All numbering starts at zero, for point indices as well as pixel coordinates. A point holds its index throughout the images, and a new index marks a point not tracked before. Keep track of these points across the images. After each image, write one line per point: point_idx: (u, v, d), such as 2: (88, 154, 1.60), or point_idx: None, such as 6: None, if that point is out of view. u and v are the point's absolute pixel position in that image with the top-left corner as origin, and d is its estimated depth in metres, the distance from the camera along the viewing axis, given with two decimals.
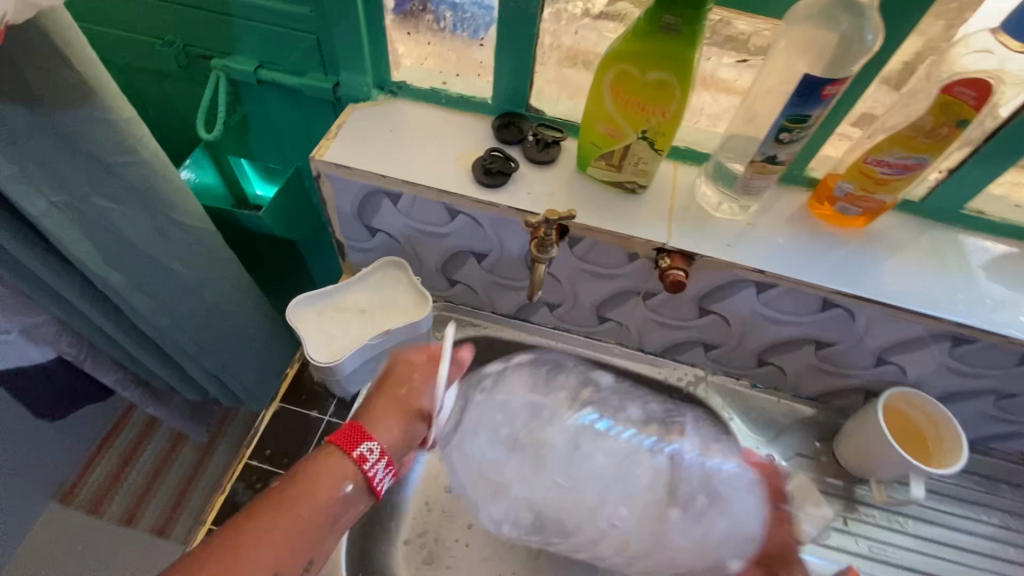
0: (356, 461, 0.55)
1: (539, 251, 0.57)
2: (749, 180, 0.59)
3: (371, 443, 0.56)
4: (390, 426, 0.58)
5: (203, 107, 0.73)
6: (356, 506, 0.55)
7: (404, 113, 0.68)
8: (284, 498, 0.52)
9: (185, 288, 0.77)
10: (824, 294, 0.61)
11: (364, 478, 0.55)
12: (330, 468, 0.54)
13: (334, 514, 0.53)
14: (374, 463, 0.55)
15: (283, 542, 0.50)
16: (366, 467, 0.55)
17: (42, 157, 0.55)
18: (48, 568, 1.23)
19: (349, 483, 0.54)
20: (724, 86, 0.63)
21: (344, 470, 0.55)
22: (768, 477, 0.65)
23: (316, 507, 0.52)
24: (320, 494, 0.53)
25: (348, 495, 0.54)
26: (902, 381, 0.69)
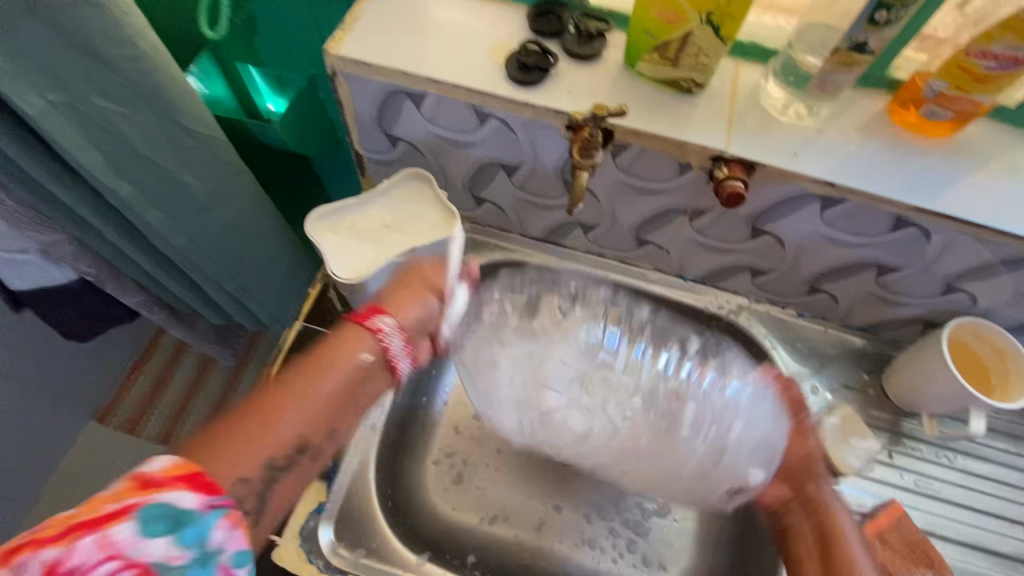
0: (373, 333, 0.55)
1: (582, 156, 0.51)
2: (828, 74, 0.52)
3: (387, 318, 0.56)
4: (408, 302, 0.58)
5: (203, 4, 0.65)
6: (378, 379, 0.55)
7: (426, 2, 0.60)
8: (307, 369, 0.51)
9: (199, 204, 0.73)
10: (898, 212, 0.54)
11: (380, 348, 0.54)
12: (351, 337, 0.54)
13: (356, 386, 0.53)
14: (390, 336, 0.55)
15: (307, 415, 0.49)
16: (382, 338, 0.54)
17: (35, 48, 0.50)
18: (95, 480, 1.30)
19: (367, 353, 0.54)
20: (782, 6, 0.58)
21: (364, 342, 0.54)
22: (787, 391, 0.65)
23: (342, 377, 0.52)
24: (343, 367, 0.52)
25: (366, 366, 0.54)
26: (968, 312, 0.64)
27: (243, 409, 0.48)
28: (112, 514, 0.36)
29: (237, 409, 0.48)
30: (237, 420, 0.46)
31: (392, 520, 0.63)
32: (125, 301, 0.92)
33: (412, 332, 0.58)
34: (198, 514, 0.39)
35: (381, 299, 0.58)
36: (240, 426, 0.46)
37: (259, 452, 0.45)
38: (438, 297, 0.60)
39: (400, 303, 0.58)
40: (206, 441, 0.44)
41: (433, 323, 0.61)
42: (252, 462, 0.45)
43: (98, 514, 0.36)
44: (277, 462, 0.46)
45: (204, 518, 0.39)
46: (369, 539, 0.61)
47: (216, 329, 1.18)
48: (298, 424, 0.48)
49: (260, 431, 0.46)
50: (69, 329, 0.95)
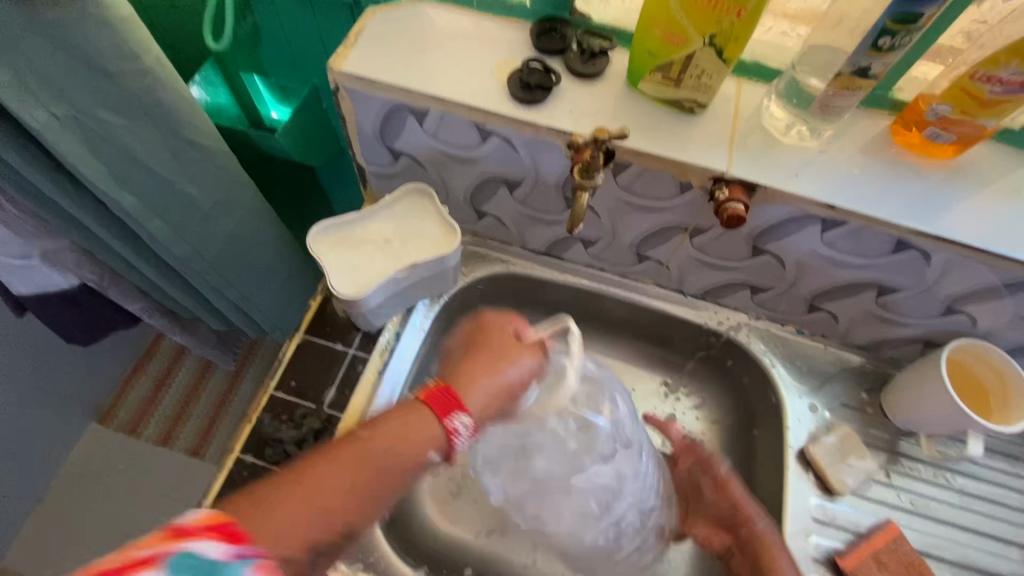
0: (448, 431, 0.51)
1: (583, 177, 0.51)
2: (830, 98, 0.51)
3: (464, 416, 0.52)
4: (480, 396, 0.54)
5: (208, 15, 0.65)
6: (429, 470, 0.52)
7: (430, 17, 0.60)
8: (361, 451, 0.49)
9: (200, 214, 0.73)
10: (899, 235, 0.54)
11: (447, 446, 0.52)
12: (418, 428, 0.51)
13: (410, 476, 0.50)
14: (462, 437, 0.52)
15: (364, 496, 0.48)
16: (454, 439, 0.52)
17: (37, 61, 0.50)
18: (94, 481, 1.30)
19: (434, 451, 0.51)
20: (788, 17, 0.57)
21: (433, 434, 0.51)
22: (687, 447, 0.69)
23: (405, 466, 0.49)
24: (410, 460, 0.50)
25: (426, 463, 0.51)
26: (968, 333, 0.64)
27: (287, 485, 0.46)
28: (147, 559, 0.34)
29: (280, 482, 0.45)
30: (285, 498, 0.45)
31: (390, 534, 0.64)
32: (126, 306, 0.92)
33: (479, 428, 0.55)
34: (224, 565, 0.36)
35: (451, 383, 0.55)
36: (295, 499, 0.45)
37: (307, 534, 0.45)
38: (533, 356, 0.57)
39: (478, 386, 0.54)
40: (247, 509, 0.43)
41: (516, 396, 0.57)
42: (294, 543, 0.44)
43: (131, 560, 0.34)
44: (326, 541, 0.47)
45: (231, 566, 0.36)
46: (367, 552, 0.62)
47: (217, 333, 1.18)
48: (350, 507, 0.47)
49: (316, 519, 0.45)
50: (70, 334, 0.95)
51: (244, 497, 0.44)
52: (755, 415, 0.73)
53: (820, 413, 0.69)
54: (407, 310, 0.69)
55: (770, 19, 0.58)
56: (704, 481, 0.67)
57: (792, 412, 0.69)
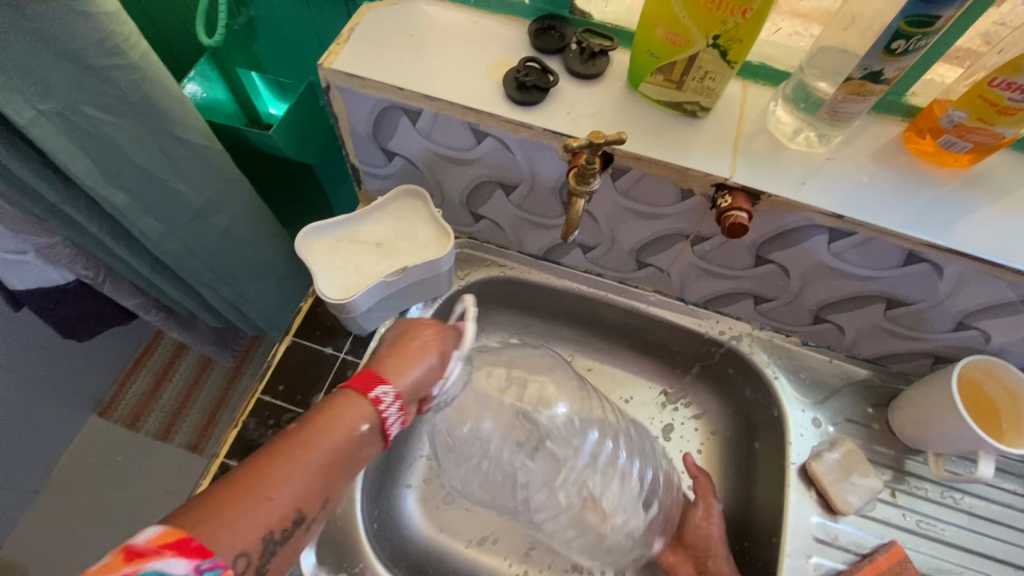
0: (372, 403, 0.49)
1: (579, 183, 0.49)
2: (839, 103, 0.49)
3: (386, 386, 0.50)
4: (405, 368, 0.51)
5: (201, 9, 0.63)
6: (369, 446, 0.49)
7: (426, 14, 0.59)
8: (294, 441, 0.45)
9: (193, 213, 0.72)
10: (910, 247, 0.52)
11: (379, 419, 0.49)
12: (345, 406, 0.48)
13: (350, 455, 0.47)
14: (388, 406, 0.49)
15: (305, 483, 0.44)
16: (381, 409, 0.49)
17: (21, 56, 0.49)
18: (93, 474, 1.31)
19: (364, 424, 0.48)
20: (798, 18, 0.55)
21: (360, 410, 0.48)
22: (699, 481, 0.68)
23: (338, 445, 0.46)
24: (338, 436, 0.46)
25: (361, 435, 0.48)
26: (981, 349, 0.61)
27: (225, 488, 0.41)
28: None
29: (213, 487, 0.42)
30: (229, 490, 0.41)
31: (378, 543, 0.62)
32: (122, 302, 0.92)
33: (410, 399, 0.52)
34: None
35: (375, 365, 0.53)
36: (235, 492, 0.41)
37: (255, 529, 0.41)
38: (437, 329, 0.55)
39: (405, 364, 0.52)
40: (187, 520, 0.38)
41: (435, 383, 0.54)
42: (238, 543, 0.40)
43: None
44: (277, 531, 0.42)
45: None
46: (354, 563, 0.60)
47: (215, 330, 1.18)
48: (297, 495, 0.43)
49: (259, 506, 0.41)
50: (67, 329, 0.95)
51: (181, 512, 0.40)
52: (757, 429, 0.70)
53: (823, 428, 0.66)
54: (400, 314, 0.68)
55: (779, 17, 0.56)
56: (696, 510, 0.67)
57: (794, 426, 0.66)
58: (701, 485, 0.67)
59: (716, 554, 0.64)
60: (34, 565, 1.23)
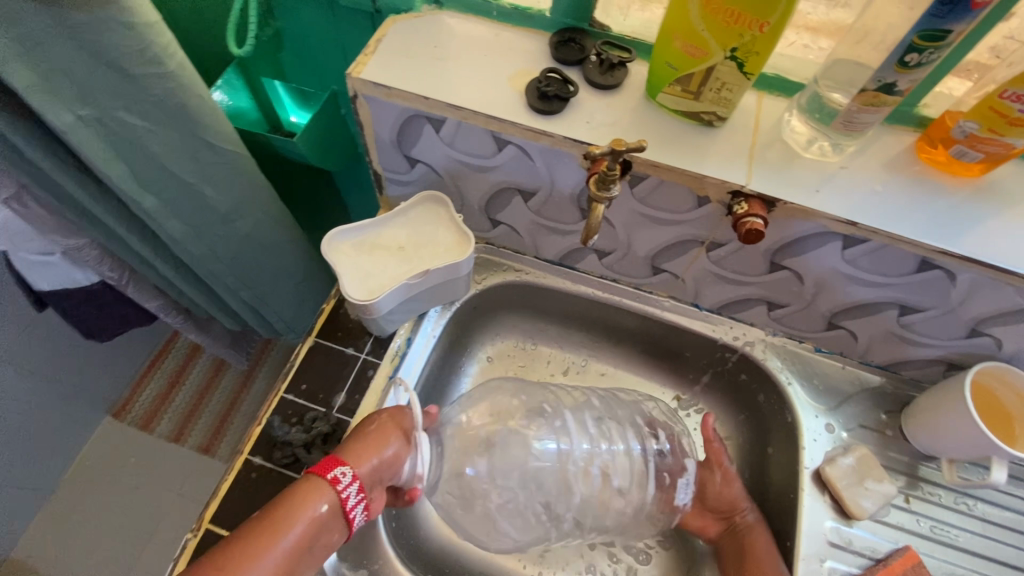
0: (331, 484, 0.53)
1: (599, 189, 0.50)
2: (852, 114, 0.50)
3: (344, 466, 0.54)
4: (366, 452, 0.56)
5: (232, 21, 0.66)
6: (332, 530, 0.53)
7: (450, 27, 0.61)
8: (259, 528, 0.50)
9: (218, 217, 0.74)
10: (923, 254, 0.53)
11: (338, 500, 0.53)
12: (307, 490, 0.53)
13: (312, 538, 0.51)
14: (347, 485, 0.53)
15: (267, 567, 0.48)
16: (340, 489, 0.53)
17: (65, 65, 0.51)
18: (107, 475, 1.32)
19: (324, 506, 0.52)
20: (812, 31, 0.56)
21: (321, 492, 0.53)
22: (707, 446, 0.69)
23: (298, 532, 0.50)
24: (299, 522, 0.50)
25: (321, 518, 0.52)
26: (993, 356, 0.62)
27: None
28: None
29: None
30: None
31: (395, 542, 0.63)
32: (144, 304, 0.94)
33: (368, 485, 0.56)
34: None
35: (337, 451, 0.57)
36: None
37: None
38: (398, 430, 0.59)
39: (366, 449, 0.56)
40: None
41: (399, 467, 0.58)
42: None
43: None
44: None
45: None
46: (373, 560, 0.61)
47: (231, 333, 1.19)
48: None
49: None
50: (89, 330, 0.97)
51: None
52: (770, 434, 0.71)
53: (835, 434, 0.67)
54: (419, 317, 0.69)
55: (793, 30, 0.57)
56: (713, 477, 0.68)
57: (808, 431, 0.67)
58: (714, 452, 0.68)
59: (741, 511, 0.66)
60: (47, 563, 1.24)
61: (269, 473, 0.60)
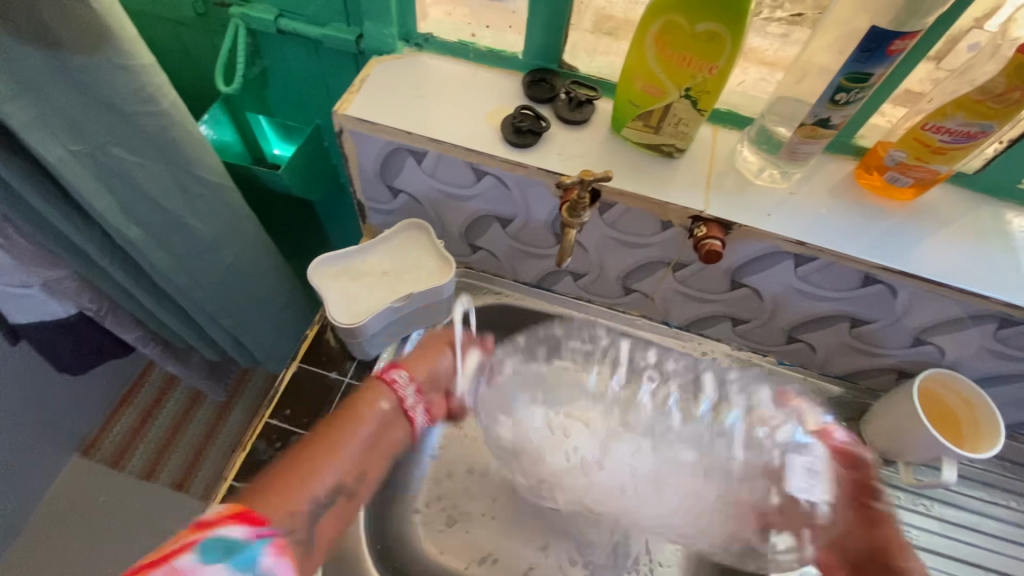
0: (390, 385, 0.60)
1: (570, 216, 0.55)
2: (796, 145, 0.56)
3: (403, 371, 0.62)
4: (420, 367, 0.64)
5: (220, 61, 0.69)
6: (396, 428, 0.60)
7: (429, 67, 0.65)
8: (339, 422, 0.57)
9: (203, 246, 0.76)
10: (866, 270, 0.58)
11: (398, 399, 0.60)
12: (372, 390, 0.60)
13: (382, 433, 0.59)
14: (405, 388, 0.61)
15: (347, 458, 0.55)
16: (398, 389, 0.60)
17: (63, 104, 0.53)
18: (74, 516, 1.27)
19: (386, 404, 0.60)
20: (762, 58, 0.62)
21: (381, 392, 0.60)
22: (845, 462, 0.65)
23: (369, 427, 0.57)
24: (367, 417, 0.58)
25: (385, 413, 0.59)
26: (938, 363, 0.67)
27: (284, 470, 0.52)
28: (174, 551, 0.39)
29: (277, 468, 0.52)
30: (292, 467, 0.52)
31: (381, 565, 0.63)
32: (122, 335, 0.93)
33: (426, 382, 0.64)
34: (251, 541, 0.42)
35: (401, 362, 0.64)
36: (290, 469, 0.52)
37: (310, 490, 0.52)
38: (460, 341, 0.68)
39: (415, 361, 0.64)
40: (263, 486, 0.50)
41: (446, 378, 0.66)
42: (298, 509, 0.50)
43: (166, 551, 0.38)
44: (318, 502, 0.52)
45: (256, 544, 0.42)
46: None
47: (209, 363, 1.19)
48: (341, 465, 0.55)
49: (308, 477, 0.52)
50: (63, 363, 0.96)
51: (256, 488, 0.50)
52: None
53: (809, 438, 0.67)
54: (400, 340, 0.70)
55: (747, 65, 0.62)
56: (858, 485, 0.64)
57: None
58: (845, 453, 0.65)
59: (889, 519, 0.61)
60: None
61: None
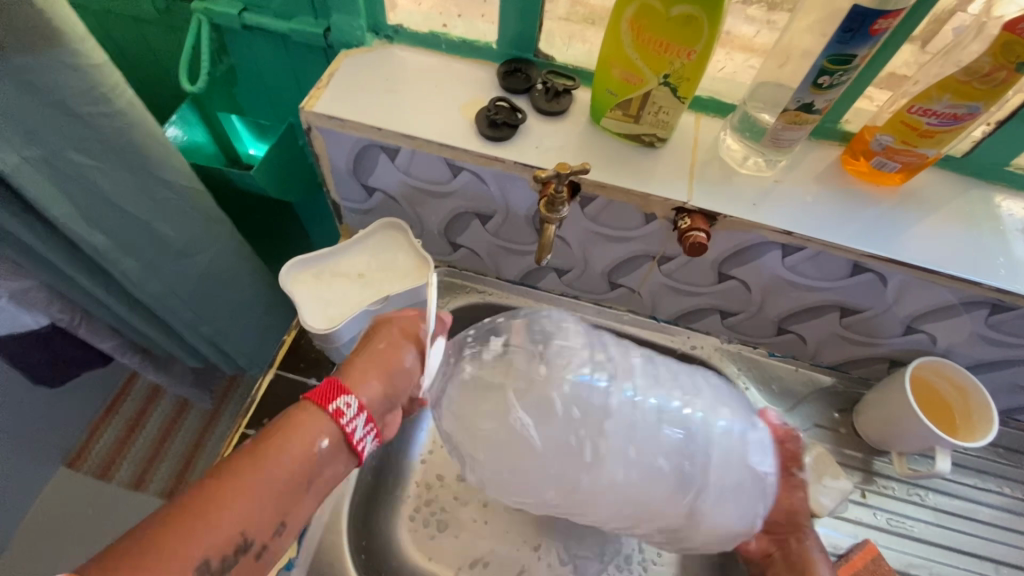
0: (333, 417, 0.49)
1: (549, 210, 0.53)
2: (779, 131, 0.54)
3: (348, 397, 0.50)
4: (370, 386, 0.53)
5: (184, 59, 0.66)
6: (338, 463, 0.49)
7: (400, 59, 0.63)
8: (255, 453, 0.45)
9: (173, 253, 0.73)
10: (855, 258, 0.56)
11: (341, 432, 0.49)
12: (305, 416, 0.48)
13: (311, 474, 0.47)
14: (352, 417, 0.50)
15: (257, 505, 0.44)
16: (344, 421, 0.49)
17: (11, 107, 0.50)
18: (60, 530, 1.25)
19: (323, 440, 0.48)
20: (744, 40, 0.59)
21: (318, 423, 0.48)
22: (785, 441, 0.62)
23: (292, 465, 0.46)
24: (290, 453, 0.46)
25: (323, 451, 0.48)
26: (931, 351, 0.66)
27: (158, 525, 0.40)
28: None
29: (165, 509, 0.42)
30: (185, 510, 0.41)
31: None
32: (98, 345, 0.91)
33: (379, 410, 0.53)
34: None
35: (338, 376, 0.53)
36: (176, 528, 0.40)
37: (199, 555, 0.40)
38: (413, 349, 0.57)
39: (370, 372, 0.54)
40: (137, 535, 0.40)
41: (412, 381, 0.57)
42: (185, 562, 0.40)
43: None
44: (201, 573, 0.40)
45: None
46: None
47: (193, 370, 1.16)
48: (249, 516, 0.43)
49: (200, 530, 0.41)
50: (39, 376, 0.93)
51: (119, 550, 0.38)
52: None
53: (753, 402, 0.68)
54: None
55: (728, 49, 0.59)
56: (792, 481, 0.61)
57: None
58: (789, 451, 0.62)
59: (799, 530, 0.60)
60: None
61: None
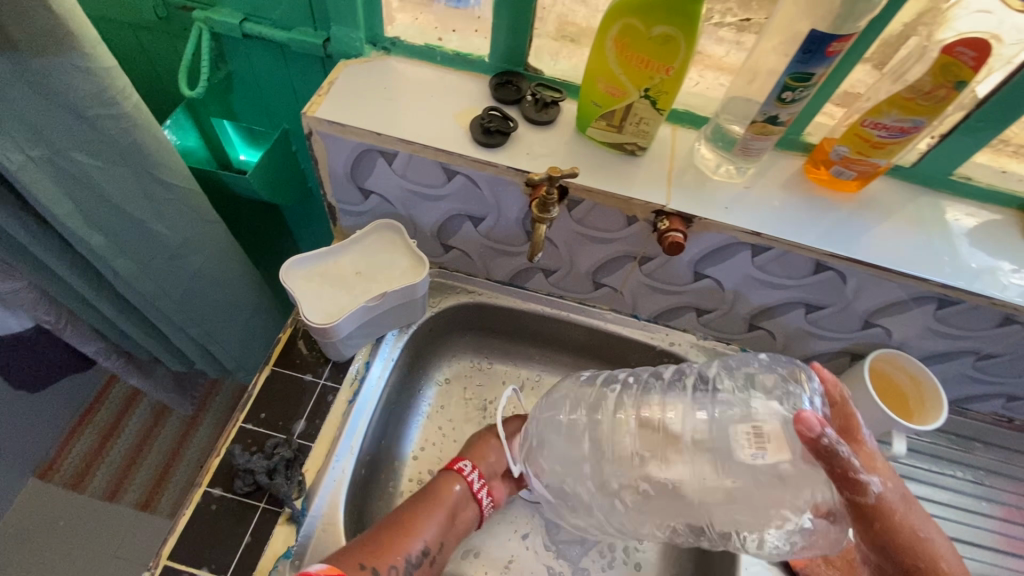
0: (459, 471, 0.68)
1: (540, 211, 0.57)
2: (749, 141, 0.59)
3: (467, 461, 0.69)
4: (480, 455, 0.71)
5: (183, 65, 0.68)
6: (468, 508, 0.66)
7: (397, 70, 0.67)
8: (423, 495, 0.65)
9: (168, 253, 0.74)
10: (817, 257, 0.62)
11: (468, 482, 0.67)
12: (444, 477, 0.67)
13: (456, 510, 0.65)
14: (472, 472, 0.68)
15: (432, 524, 0.62)
16: (467, 475, 0.67)
17: (19, 106, 0.52)
18: (31, 543, 1.21)
19: (458, 486, 0.66)
20: (714, 60, 0.64)
21: (454, 477, 0.67)
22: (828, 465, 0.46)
23: (446, 504, 0.64)
24: (444, 495, 0.65)
25: (461, 493, 0.66)
26: (888, 344, 0.72)
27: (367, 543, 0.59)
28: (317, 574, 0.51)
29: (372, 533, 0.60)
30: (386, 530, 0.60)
31: None
32: (82, 349, 0.90)
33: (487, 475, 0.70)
34: None
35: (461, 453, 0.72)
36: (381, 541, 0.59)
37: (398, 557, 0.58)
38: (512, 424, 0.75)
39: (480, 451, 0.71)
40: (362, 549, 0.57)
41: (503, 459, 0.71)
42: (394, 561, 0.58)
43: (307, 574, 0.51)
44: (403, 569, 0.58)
45: None
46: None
47: (175, 375, 1.16)
48: (426, 534, 0.61)
49: (397, 544, 0.59)
50: (18, 380, 0.92)
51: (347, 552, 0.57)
52: None
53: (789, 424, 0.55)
54: (376, 340, 0.72)
55: (701, 68, 0.65)
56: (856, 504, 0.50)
57: None
58: (840, 480, 0.47)
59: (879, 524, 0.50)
60: None
61: (230, 504, 0.60)
